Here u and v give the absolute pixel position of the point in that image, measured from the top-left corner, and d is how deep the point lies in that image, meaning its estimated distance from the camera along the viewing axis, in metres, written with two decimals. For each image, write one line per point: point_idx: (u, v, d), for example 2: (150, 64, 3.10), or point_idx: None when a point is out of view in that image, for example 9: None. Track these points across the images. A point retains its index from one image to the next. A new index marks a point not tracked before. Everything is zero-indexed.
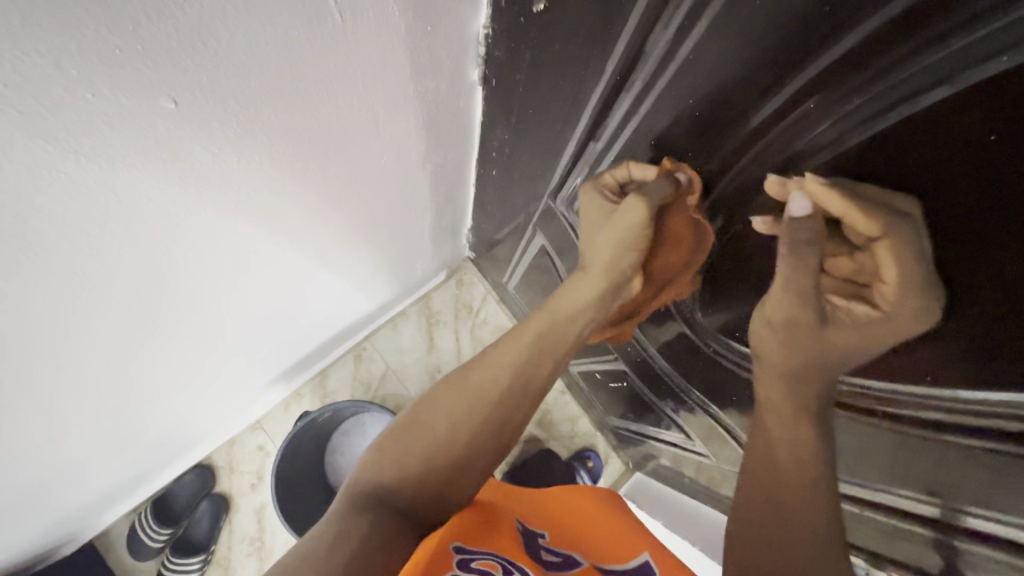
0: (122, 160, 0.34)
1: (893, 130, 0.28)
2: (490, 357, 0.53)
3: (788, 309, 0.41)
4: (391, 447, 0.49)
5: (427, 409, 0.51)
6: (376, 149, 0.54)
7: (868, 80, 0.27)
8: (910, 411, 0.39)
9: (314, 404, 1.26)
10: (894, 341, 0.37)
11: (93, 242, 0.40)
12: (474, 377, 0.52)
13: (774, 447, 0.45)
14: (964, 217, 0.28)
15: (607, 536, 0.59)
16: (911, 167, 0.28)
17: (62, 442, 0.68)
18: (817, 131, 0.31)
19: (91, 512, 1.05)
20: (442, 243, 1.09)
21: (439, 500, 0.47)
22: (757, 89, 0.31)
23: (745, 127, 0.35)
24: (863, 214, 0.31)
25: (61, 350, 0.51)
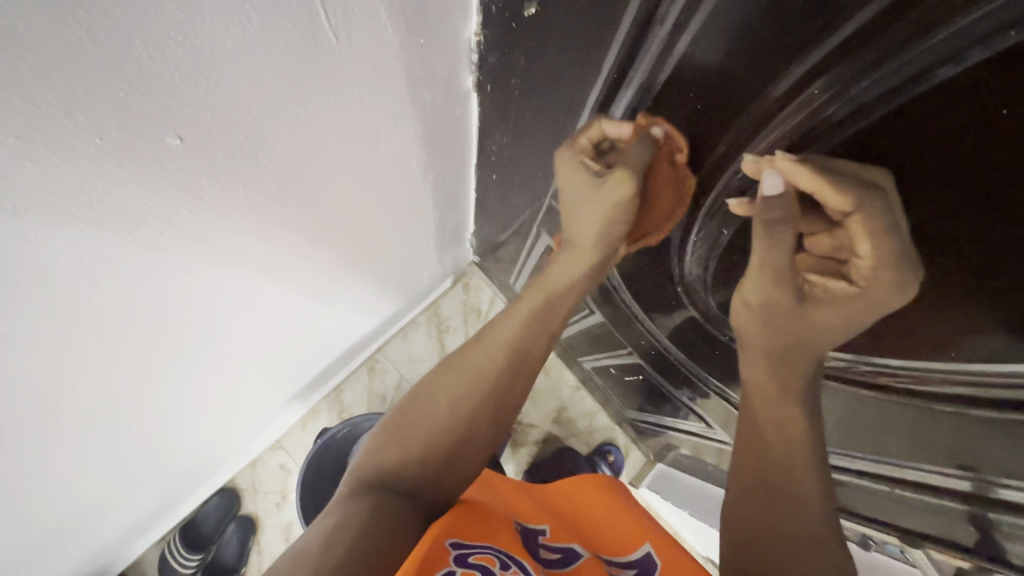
0: (133, 200, 0.34)
1: (901, 112, 0.28)
2: (491, 331, 0.52)
3: (767, 287, 0.42)
4: (394, 431, 0.49)
5: (428, 388, 0.51)
6: (377, 165, 0.54)
7: (873, 63, 0.27)
8: (936, 388, 0.38)
9: (331, 419, 1.27)
10: (874, 316, 0.38)
11: (108, 283, 0.40)
12: (472, 357, 0.51)
13: (763, 432, 0.44)
14: (969, 198, 0.28)
15: (605, 527, 0.60)
16: (918, 149, 0.28)
17: (88, 479, 0.69)
18: (823, 116, 0.31)
19: (121, 545, 1.06)
20: (446, 250, 1.09)
21: (440, 485, 0.47)
22: (760, 78, 0.31)
23: (744, 118, 0.35)
24: (835, 186, 0.32)
25: (83, 389, 0.52)
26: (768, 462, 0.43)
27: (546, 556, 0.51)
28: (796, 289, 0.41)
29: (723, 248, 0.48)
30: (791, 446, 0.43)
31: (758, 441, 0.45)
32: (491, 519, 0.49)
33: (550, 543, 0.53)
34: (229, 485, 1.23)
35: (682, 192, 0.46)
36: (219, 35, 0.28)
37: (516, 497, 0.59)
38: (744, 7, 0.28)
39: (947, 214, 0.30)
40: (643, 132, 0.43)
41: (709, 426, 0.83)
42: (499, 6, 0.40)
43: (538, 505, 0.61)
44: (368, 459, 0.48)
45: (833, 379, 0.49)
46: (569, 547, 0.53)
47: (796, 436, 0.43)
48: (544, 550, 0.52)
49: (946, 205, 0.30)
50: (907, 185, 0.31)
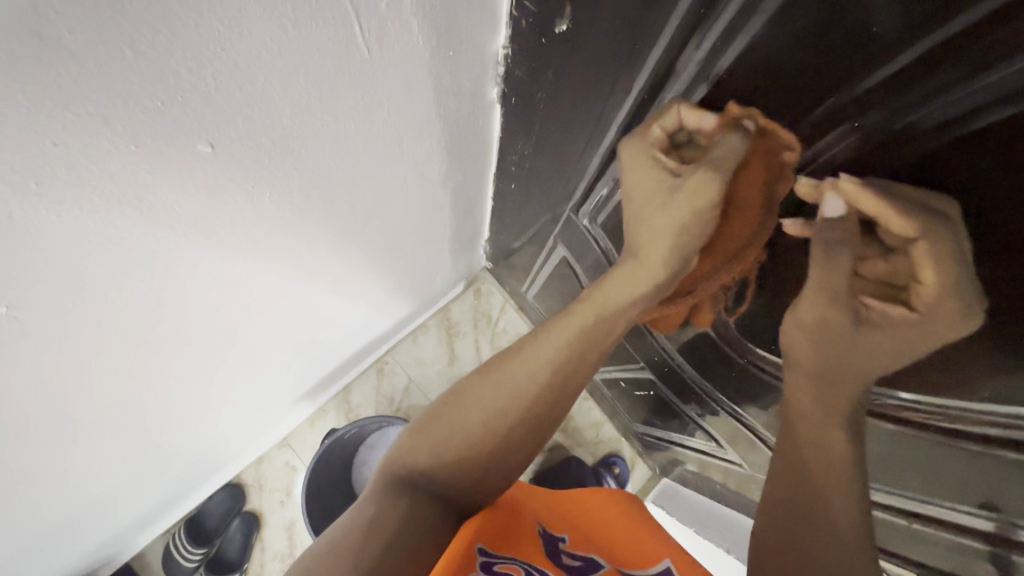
0: (162, 204, 0.35)
1: (945, 144, 0.27)
2: (533, 348, 0.49)
3: (817, 308, 0.39)
4: (424, 437, 0.48)
5: (460, 398, 0.49)
6: (399, 173, 0.54)
7: (921, 96, 0.26)
8: (961, 426, 0.38)
9: (338, 419, 1.27)
10: (932, 345, 0.35)
11: (132, 282, 0.41)
12: (511, 372, 0.49)
13: (801, 450, 0.43)
14: (1007, 234, 0.27)
15: (629, 542, 0.58)
16: (960, 182, 0.28)
17: (100, 471, 0.70)
18: (869, 145, 0.31)
19: (128, 535, 1.07)
20: (460, 256, 1.09)
21: (472, 493, 0.48)
22: (797, 107, 0.31)
23: (784, 144, 0.34)
24: (899, 214, 0.30)
25: (101, 384, 0.52)
26: (801, 482, 0.42)
27: (568, 562, 0.49)
28: (851, 311, 0.39)
29: (748, 270, 0.47)
30: (828, 467, 0.41)
31: (790, 458, 0.44)
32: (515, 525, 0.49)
33: (572, 551, 0.52)
34: (235, 480, 1.24)
35: (770, 200, 0.40)
36: (255, 47, 0.28)
37: (537, 505, 0.59)
38: (785, 35, 0.28)
39: (980, 249, 0.30)
40: (734, 124, 0.36)
41: (719, 445, 0.82)
42: (530, 20, 0.40)
43: (556, 513, 0.60)
44: (395, 458, 0.48)
45: None
46: (590, 557, 0.51)
47: (835, 459, 0.41)
48: (566, 556, 0.50)
49: (981, 239, 0.29)
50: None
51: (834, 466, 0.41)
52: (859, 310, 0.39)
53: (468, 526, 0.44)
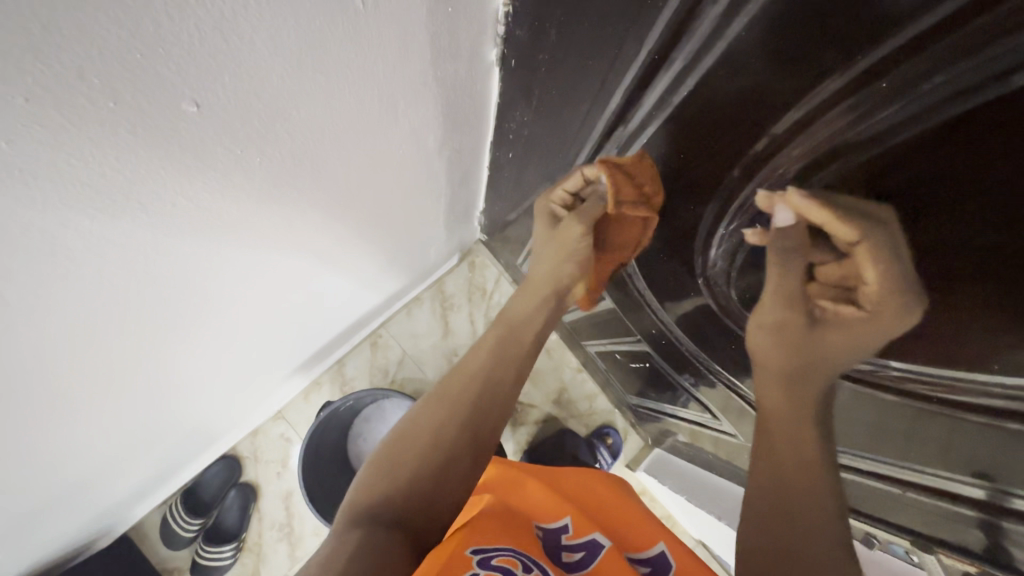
0: (144, 169, 0.33)
1: (913, 137, 0.29)
2: (465, 366, 0.58)
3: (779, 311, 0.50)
4: (381, 463, 0.50)
5: (413, 422, 0.53)
6: (394, 140, 0.52)
7: (892, 92, 0.28)
8: (970, 397, 0.37)
9: (333, 391, 1.27)
10: (879, 337, 0.43)
11: (118, 252, 0.39)
12: (449, 389, 0.56)
13: (778, 453, 0.48)
14: (970, 222, 0.29)
15: (625, 524, 0.61)
16: (927, 175, 0.30)
17: (92, 444, 0.69)
18: (888, 113, 0.29)
19: (124, 508, 1.07)
20: (455, 227, 1.07)
21: (430, 516, 0.46)
22: (814, 71, 0.30)
23: (794, 113, 0.33)
24: (841, 220, 0.37)
25: (86, 360, 0.51)
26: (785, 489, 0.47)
27: (568, 558, 0.53)
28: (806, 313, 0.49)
29: (754, 242, 0.46)
30: (805, 470, 0.47)
31: (776, 475, 0.48)
32: (504, 528, 0.53)
33: (573, 542, 0.55)
34: (230, 453, 1.25)
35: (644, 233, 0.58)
36: None
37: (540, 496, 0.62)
38: None
39: (986, 228, 0.28)
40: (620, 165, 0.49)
41: (713, 416, 0.83)
42: None
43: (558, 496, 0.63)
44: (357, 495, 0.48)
45: (856, 380, 0.48)
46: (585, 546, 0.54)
47: (814, 458, 0.47)
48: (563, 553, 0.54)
49: (949, 229, 0.31)
50: (913, 209, 0.32)
51: (810, 469, 0.46)
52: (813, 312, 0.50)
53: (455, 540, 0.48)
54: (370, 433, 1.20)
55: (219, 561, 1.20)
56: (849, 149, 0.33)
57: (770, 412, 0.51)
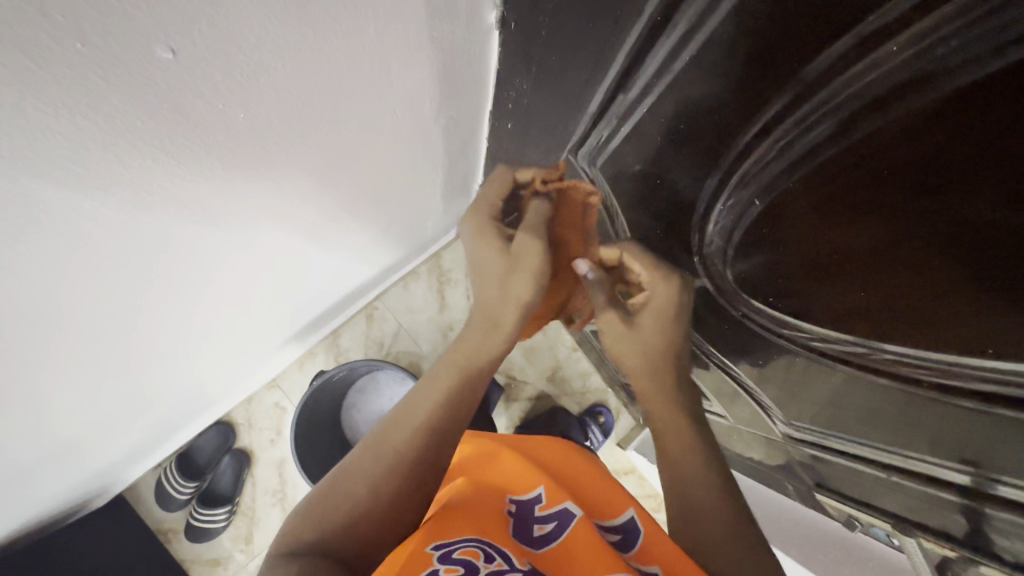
0: (120, 119, 0.32)
1: (899, 115, 0.29)
2: (417, 396, 0.52)
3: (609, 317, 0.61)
4: (326, 497, 0.46)
5: (359, 457, 0.48)
6: (388, 103, 0.51)
7: (893, 57, 0.28)
8: (958, 381, 0.36)
9: (328, 362, 1.27)
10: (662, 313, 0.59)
11: (97, 207, 0.38)
12: (401, 417, 0.51)
13: (674, 453, 0.54)
14: (935, 211, 0.29)
15: (596, 494, 0.61)
16: (898, 162, 0.30)
17: (83, 404, 0.69)
18: (897, 78, 0.28)
19: (119, 469, 1.09)
20: (453, 200, 1.05)
21: (384, 535, 0.45)
22: (830, 28, 0.28)
23: (804, 76, 0.32)
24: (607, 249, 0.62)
25: (70, 320, 0.51)
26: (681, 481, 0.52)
27: (540, 531, 0.53)
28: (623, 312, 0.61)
29: (753, 220, 0.45)
30: (690, 455, 0.53)
31: (666, 456, 0.55)
32: (471, 511, 0.52)
33: (544, 513, 0.55)
34: (224, 419, 1.26)
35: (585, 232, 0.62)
36: None
37: (514, 467, 0.62)
38: None
39: (983, 204, 0.26)
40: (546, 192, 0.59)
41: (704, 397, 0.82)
42: None
43: (533, 466, 0.62)
44: (300, 529, 0.44)
45: (836, 361, 0.47)
46: (559, 515, 0.54)
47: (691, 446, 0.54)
48: (535, 525, 0.54)
49: (911, 222, 0.31)
50: (874, 201, 0.32)
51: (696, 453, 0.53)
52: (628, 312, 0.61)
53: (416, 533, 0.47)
54: (364, 405, 1.22)
55: (212, 524, 1.22)
56: (850, 123, 0.32)
57: (647, 403, 0.59)
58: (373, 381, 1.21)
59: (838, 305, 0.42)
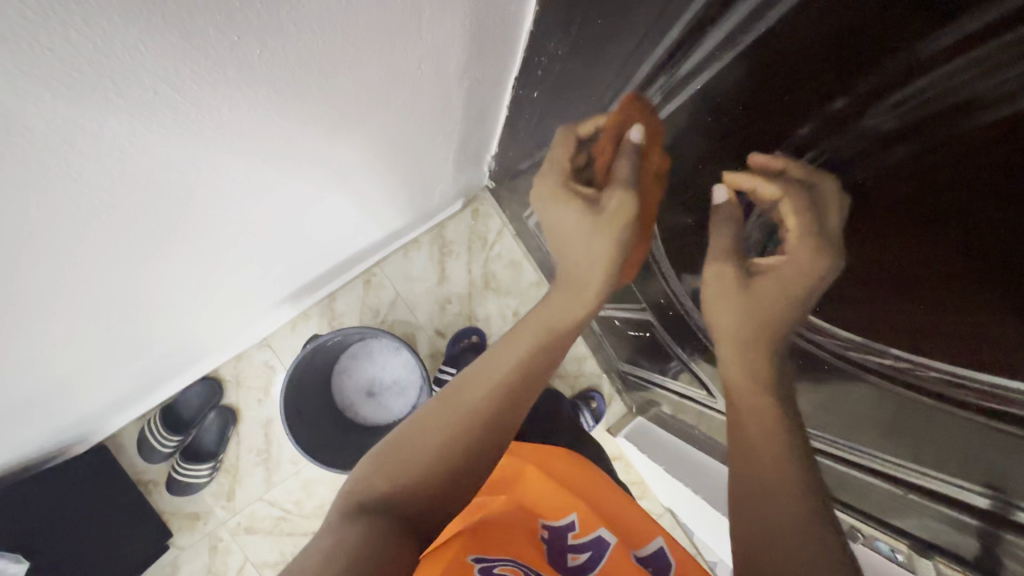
0: (122, 42, 0.29)
1: (992, 126, 0.27)
2: (499, 351, 0.53)
3: (716, 263, 0.49)
4: (403, 438, 0.47)
5: (439, 402, 0.49)
6: (413, 56, 0.47)
7: (1010, 58, 0.25)
8: (996, 403, 0.32)
9: (321, 326, 1.25)
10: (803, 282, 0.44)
11: (90, 141, 0.35)
12: (484, 369, 0.51)
13: (758, 452, 0.45)
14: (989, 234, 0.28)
15: (624, 520, 0.70)
16: (970, 178, 0.28)
17: (67, 350, 0.67)
18: (1004, 75, 0.25)
19: (102, 417, 1.06)
20: (464, 170, 1.01)
21: (451, 486, 0.45)
22: (945, 7, 0.26)
23: (900, 62, 0.29)
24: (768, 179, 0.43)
25: (57, 262, 0.48)
26: (761, 485, 0.43)
27: (574, 561, 0.61)
28: (740, 270, 0.49)
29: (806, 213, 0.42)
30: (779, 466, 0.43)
31: (740, 445, 0.47)
32: (511, 539, 0.60)
33: (577, 543, 0.64)
34: (212, 374, 1.23)
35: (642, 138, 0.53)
36: None
37: (544, 495, 0.70)
38: None
39: None
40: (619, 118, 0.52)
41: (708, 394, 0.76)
42: None
43: (563, 491, 0.70)
44: (374, 468, 0.45)
45: (857, 368, 0.43)
46: (594, 543, 0.63)
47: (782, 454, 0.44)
48: (571, 554, 0.62)
49: (957, 245, 0.30)
50: (929, 214, 0.31)
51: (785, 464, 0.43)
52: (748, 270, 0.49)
53: (466, 541, 0.56)
54: (356, 371, 1.21)
55: (195, 479, 1.21)
56: (939, 123, 0.29)
57: (737, 394, 0.48)
58: (366, 348, 1.20)
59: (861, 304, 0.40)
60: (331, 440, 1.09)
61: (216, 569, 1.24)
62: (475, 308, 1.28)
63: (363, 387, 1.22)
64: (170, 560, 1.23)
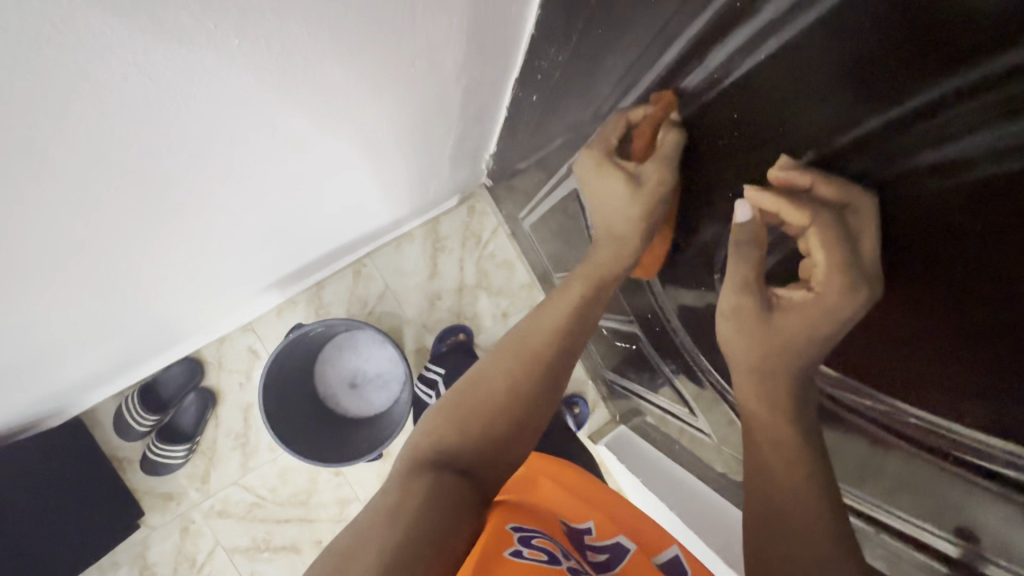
0: (84, 19, 0.28)
1: (971, 186, 0.26)
2: (546, 320, 0.55)
3: (732, 297, 0.46)
4: (450, 415, 0.49)
5: (481, 376, 0.52)
6: (405, 50, 0.46)
7: (998, 114, 0.24)
8: (985, 461, 0.31)
9: (308, 314, 1.23)
10: (831, 320, 0.40)
11: (54, 122, 0.34)
12: (523, 341, 0.54)
13: (767, 455, 0.44)
14: (987, 286, 0.27)
15: (640, 524, 0.64)
16: (966, 229, 0.27)
17: (40, 326, 0.65)
18: (983, 136, 0.25)
19: (78, 392, 1.05)
20: (460, 167, 1.00)
21: (496, 464, 0.48)
22: (936, 59, 0.25)
23: (885, 111, 0.29)
24: (793, 206, 0.38)
25: (26, 241, 0.46)
26: (775, 495, 0.42)
27: (594, 558, 0.56)
28: (760, 300, 0.45)
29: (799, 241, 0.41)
30: (788, 463, 0.43)
31: (759, 462, 0.45)
32: (535, 518, 0.56)
33: (597, 547, 0.58)
34: (194, 355, 1.22)
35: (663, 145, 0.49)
36: None
37: (564, 501, 0.67)
38: None
39: None
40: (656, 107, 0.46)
41: (692, 413, 0.76)
42: None
43: (581, 503, 0.68)
44: (422, 437, 0.49)
45: (847, 398, 0.41)
46: (614, 546, 0.58)
47: (793, 463, 0.42)
48: (591, 551, 0.57)
49: (957, 293, 0.29)
50: (926, 260, 0.31)
51: (795, 469, 0.42)
52: (769, 299, 0.45)
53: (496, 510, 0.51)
54: (340, 362, 1.20)
55: (170, 460, 1.20)
56: (923, 176, 0.29)
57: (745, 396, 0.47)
58: (352, 339, 1.20)
59: (853, 341, 0.39)
60: (309, 430, 1.08)
61: (186, 550, 1.23)
62: (464, 306, 1.26)
63: (347, 377, 1.20)
64: (140, 539, 1.22)
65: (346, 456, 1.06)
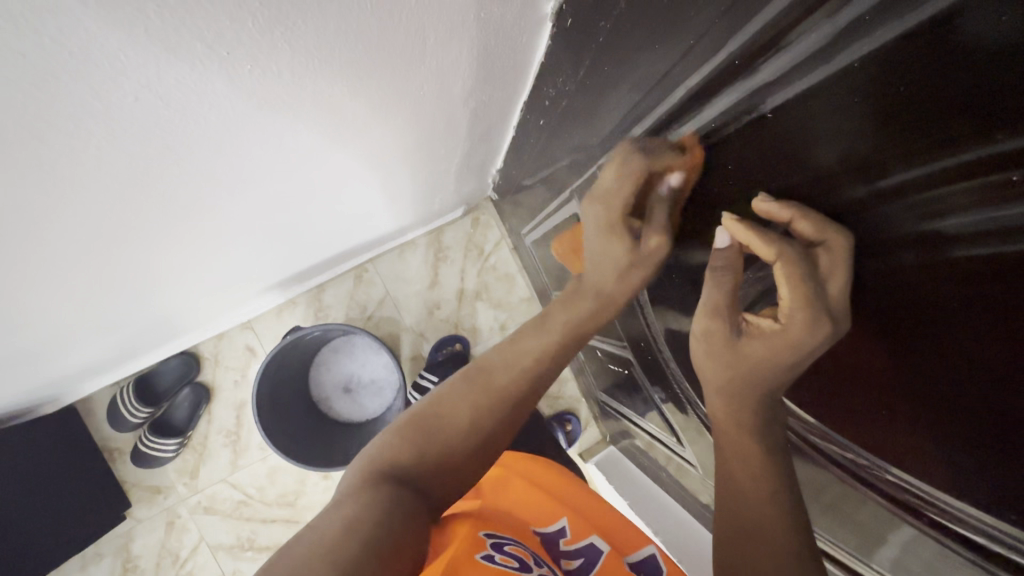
0: (103, 51, 0.29)
1: (949, 262, 0.27)
2: (514, 356, 0.55)
3: (702, 320, 0.44)
4: (412, 432, 0.49)
5: (447, 400, 0.52)
6: (416, 77, 0.47)
7: (992, 198, 0.24)
8: (961, 528, 0.31)
9: (307, 315, 1.24)
10: (795, 355, 0.39)
11: (64, 138, 0.35)
12: (490, 373, 0.54)
13: (737, 474, 0.42)
14: (957, 359, 0.28)
15: (618, 523, 0.64)
16: (954, 305, 0.27)
17: (40, 320, 0.66)
18: (965, 217, 0.25)
19: (73, 382, 1.06)
20: (466, 181, 1.01)
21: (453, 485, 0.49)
22: (922, 140, 0.26)
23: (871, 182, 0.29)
24: (763, 239, 0.37)
25: (28, 242, 0.47)
26: (745, 530, 0.40)
27: (568, 566, 0.56)
28: (731, 323, 0.43)
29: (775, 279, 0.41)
30: (755, 484, 0.41)
31: (729, 481, 0.43)
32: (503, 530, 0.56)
33: (569, 549, 0.59)
34: (191, 350, 1.23)
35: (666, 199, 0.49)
36: None
37: (538, 501, 0.66)
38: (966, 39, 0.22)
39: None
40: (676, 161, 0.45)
41: (679, 442, 0.76)
42: None
43: (557, 501, 0.67)
44: (380, 453, 0.48)
45: (819, 450, 0.41)
46: (587, 548, 0.58)
47: (762, 497, 0.40)
48: (564, 558, 0.57)
49: (928, 362, 0.29)
50: (895, 324, 0.31)
51: (763, 505, 0.40)
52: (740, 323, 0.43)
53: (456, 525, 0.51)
54: (334, 365, 1.20)
55: (161, 453, 1.20)
56: (902, 245, 0.29)
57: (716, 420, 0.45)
58: (349, 343, 1.21)
59: (828, 391, 0.39)
60: (300, 434, 1.07)
61: (170, 545, 1.23)
62: (462, 317, 1.27)
63: (340, 381, 1.21)
64: (125, 530, 1.22)
65: (333, 460, 1.06)
